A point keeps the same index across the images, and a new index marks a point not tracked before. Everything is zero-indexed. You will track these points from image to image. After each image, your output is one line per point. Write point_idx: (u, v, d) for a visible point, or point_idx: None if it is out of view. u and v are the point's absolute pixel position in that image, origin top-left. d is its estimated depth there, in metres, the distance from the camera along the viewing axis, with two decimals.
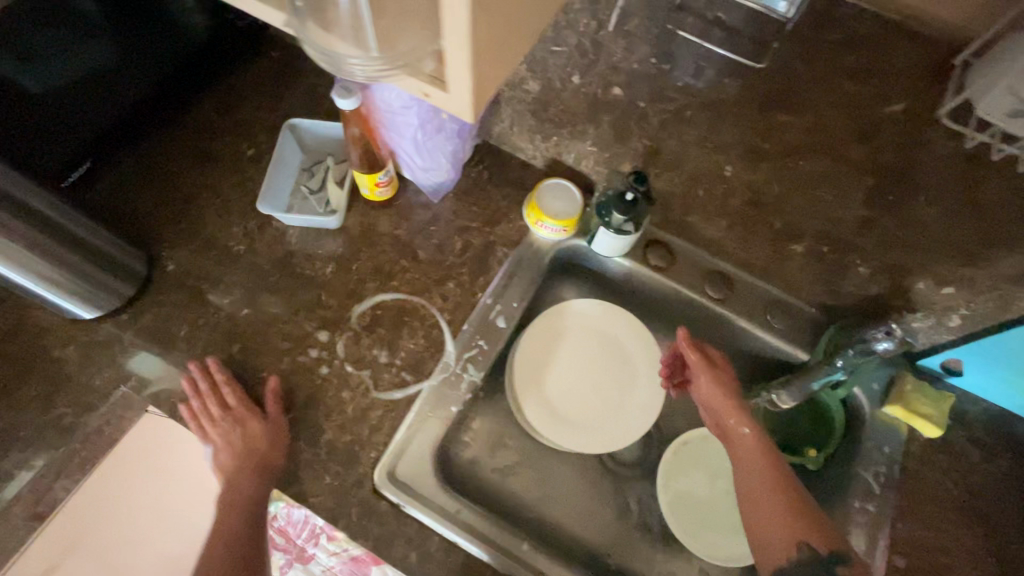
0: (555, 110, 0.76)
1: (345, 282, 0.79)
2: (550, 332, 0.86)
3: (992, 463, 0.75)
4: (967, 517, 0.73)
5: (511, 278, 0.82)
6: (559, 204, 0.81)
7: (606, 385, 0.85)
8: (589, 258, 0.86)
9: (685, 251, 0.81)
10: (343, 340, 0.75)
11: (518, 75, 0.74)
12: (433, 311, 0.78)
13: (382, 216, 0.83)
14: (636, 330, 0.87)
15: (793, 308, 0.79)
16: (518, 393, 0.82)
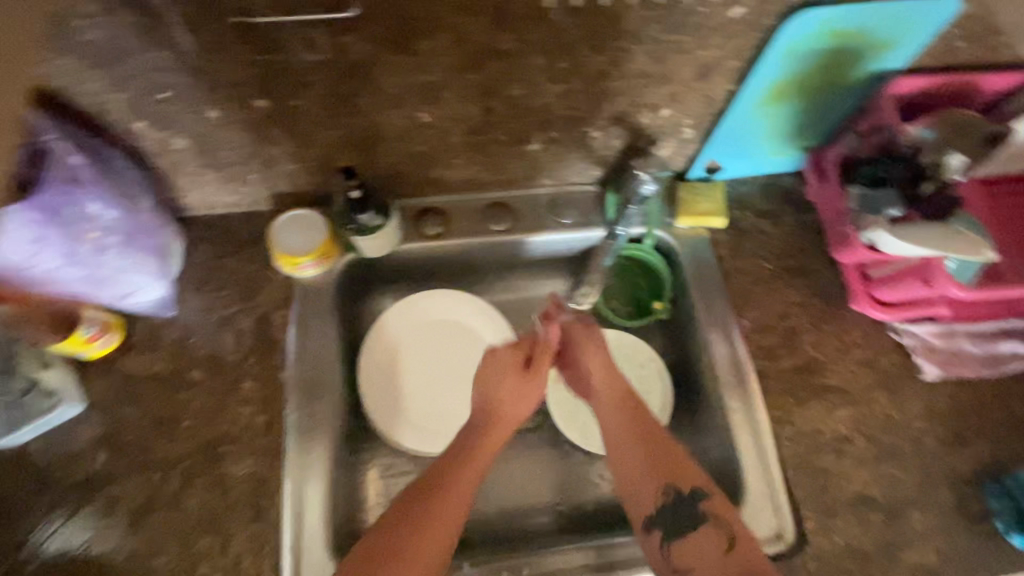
0: (225, 153, 0.66)
1: (130, 455, 0.66)
2: (386, 350, 0.81)
3: (781, 224, 0.84)
4: (786, 280, 0.80)
5: (306, 335, 0.73)
6: (302, 239, 0.73)
7: (462, 370, 0.81)
8: (373, 265, 0.80)
9: (456, 205, 0.82)
10: (167, 512, 0.64)
11: (153, 140, 0.62)
12: (244, 420, 0.68)
13: (128, 362, 0.70)
14: (465, 302, 0.83)
15: (570, 198, 0.84)
16: (381, 427, 0.77)
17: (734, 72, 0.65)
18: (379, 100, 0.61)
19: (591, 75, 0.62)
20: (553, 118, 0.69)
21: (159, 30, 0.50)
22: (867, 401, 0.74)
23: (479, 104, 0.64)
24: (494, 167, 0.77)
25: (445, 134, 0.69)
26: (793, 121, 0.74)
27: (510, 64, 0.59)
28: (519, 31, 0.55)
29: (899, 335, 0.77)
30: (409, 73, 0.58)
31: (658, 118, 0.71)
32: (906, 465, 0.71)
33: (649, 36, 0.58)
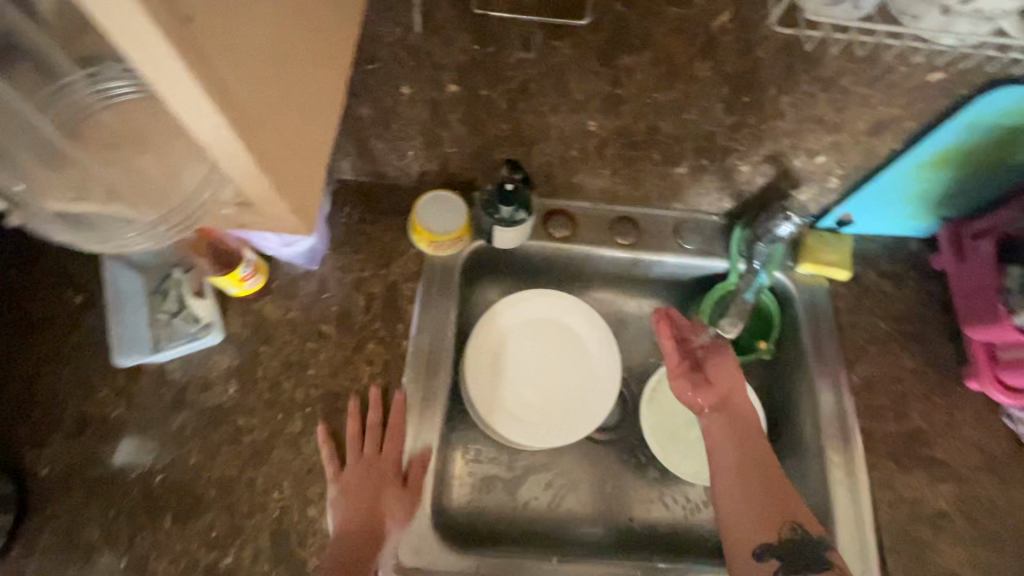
0: (397, 128, 0.70)
1: (258, 392, 0.70)
2: (494, 338, 0.83)
3: (903, 288, 0.83)
4: (902, 344, 0.80)
5: (430, 310, 0.76)
6: (442, 219, 0.76)
7: (562, 372, 0.83)
8: (497, 254, 0.83)
9: (584, 212, 0.84)
10: (285, 452, 0.68)
11: (342, 104, 0.66)
12: (365, 379, 0.71)
13: (266, 305, 0.74)
14: (577, 307, 0.85)
15: (695, 225, 0.85)
16: (481, 410, 0.79)
17: (907, 133, 0.65)
18: (560, 103, 0.64)
19: (768, 113, 0.64)
20: (712, 147, 0.70)
21: (397, 7, 0.53)
22: (971, 480, 0.73)
23: (649, 122, 0.66)
24: (634, 183, 0.79)
25: (603, 144, 0.71)
26: (945, 189, 0.74)
27: (697, 89, 0.61)
28: (720, 60, 0.57)
29: (1012, 421, 0.75)
30: (600, 82, 0.61)
31: (812, 164, 0.72)
32: (1004, 552, 0.69)
33: (840, 85, 0.59)
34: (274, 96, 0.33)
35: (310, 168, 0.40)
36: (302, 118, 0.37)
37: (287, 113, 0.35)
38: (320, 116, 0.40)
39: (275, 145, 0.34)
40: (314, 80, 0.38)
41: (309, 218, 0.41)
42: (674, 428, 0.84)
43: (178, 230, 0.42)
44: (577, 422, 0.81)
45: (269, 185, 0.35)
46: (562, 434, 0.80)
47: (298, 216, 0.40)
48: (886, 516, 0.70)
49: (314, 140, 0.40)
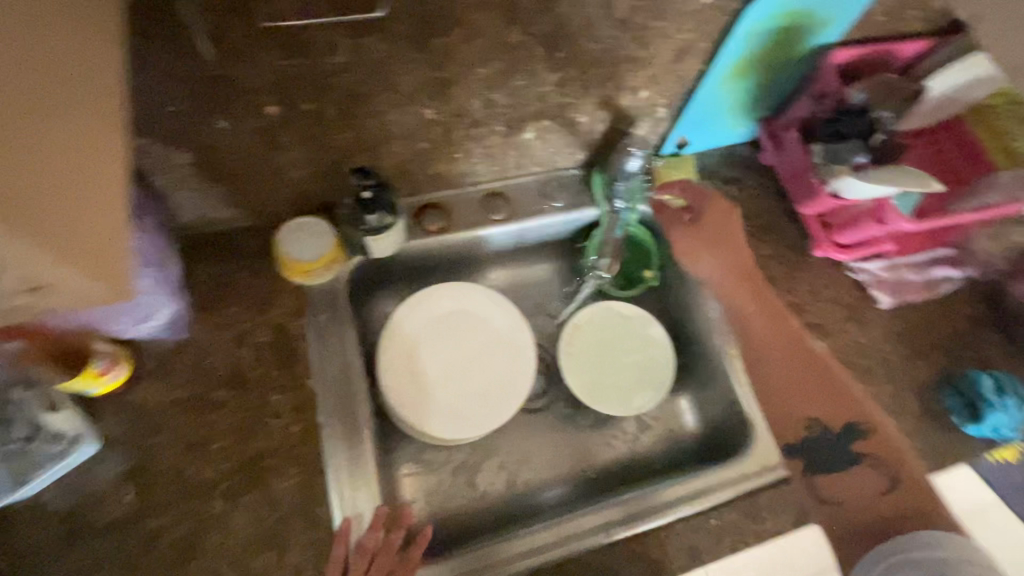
0: (229, 165, 0.65)
1: (162, 488, 0.63)
2: (402, 345, 0.81)
3: (746, 188, 0.93)
4: (758, 236, 0.90)
5: (328, 341, 0.73)
6: (312, 246, 0.73)
7: (479, 358, 0.83)
8: (381, 266, 0.81)
9: (453, 199, 0.84)
10: (212, 540, 0.61)
11: (156, 156, 0.60)
12: (280, 433, 0.67)
13: (141, 394, 0.67)
14: (475, 292, 0.85)
15: (559, 183, 0.89)
16: (415, 422, 0.78)
17: (705, 53, 0.73)
18: (391, 99, 0.63)
19: (587, 63, 0.67)
20: (549, 106, 0.74)
21: (179, 38, 0.49)
22: (840, 332, 0.85)
23: (484, 97, 0.68)
24: (491, 159, 0.81)
25: (449, 129, 0.72)
26: (751, 95, 0.84)
27: (516, 56, 0.63)
28: (526, 23, 0.59)
29: (854, 273, 0.88)
30: (423, 70, 0.61)
31: (639, 100, 0.78)
32: (879, 380, 0.82)
33: (638, 23, 0.64)
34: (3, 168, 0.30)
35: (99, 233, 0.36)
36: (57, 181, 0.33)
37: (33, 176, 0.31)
38: (90, 178, 0.36)
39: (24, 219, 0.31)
40: (54, 151, 0.34)
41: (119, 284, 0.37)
42: (596, 373, 0.87)
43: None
44: (505, 402, 0.81)
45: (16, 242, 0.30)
46: (494, 418, 0.80)
47: (103, 283, 0.36)
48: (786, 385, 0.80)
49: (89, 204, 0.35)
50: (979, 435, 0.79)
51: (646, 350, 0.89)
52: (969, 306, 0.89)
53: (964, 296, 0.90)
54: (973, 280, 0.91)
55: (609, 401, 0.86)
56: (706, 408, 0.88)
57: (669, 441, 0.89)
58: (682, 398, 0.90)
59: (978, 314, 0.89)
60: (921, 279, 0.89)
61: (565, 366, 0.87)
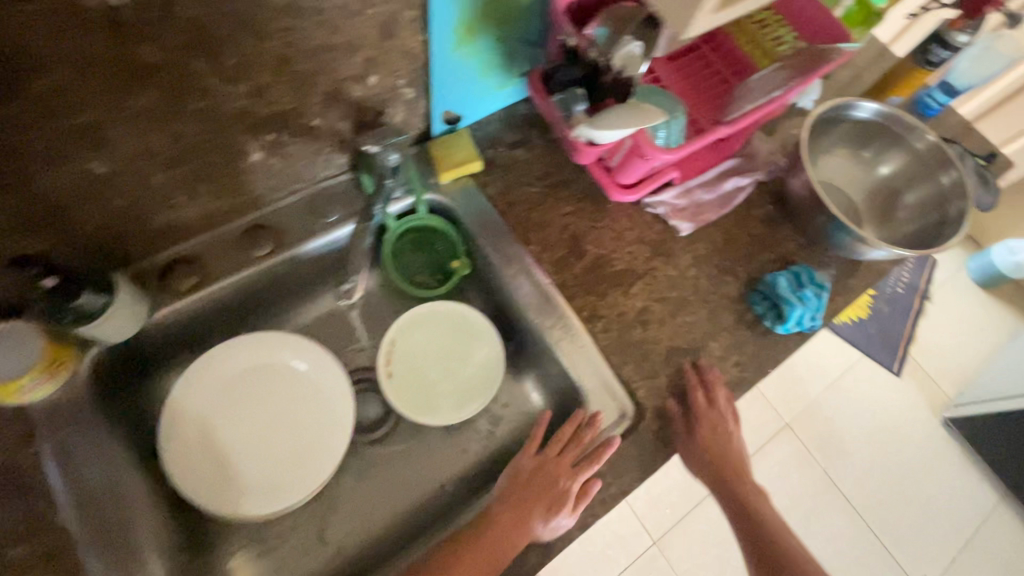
0: None
1: None
2: (190, 426, 0.71)
3: (533, 148, 0.89)
4: (554, 196, 0.87)
5: (77, 461, 0.62)
6: (14, 356, 0.60)
7: (286, 413, 0.75)
8: (134, 346, 0.69)
9: (204, 245, 0.73)
10: None
11: None
12: None
13: None
14: (266, 341, 0.76)
15: (328, 194, 0.80)
16: (223, 509, 0.68)
17: (416, 22, 0.65)
18: (21, 166, 0.50)
19: (274, 65, 0.58)
20: (260, 121, 0.63)
21: None
22: (650, 271, 0.84)
23: (162, 130, 0.57)
24: (227, 191, 0.70)
25: (141, 176, 0.60)
26: (499, 54, 0.78)
27: (167, 76, 0.52)
28: (150, 38, 0.48)
29: (653, 207, 0.87)
30: (42, 123, 0.48)
31: (371, 88, 0.70)
32: (693, 308, 0.83)
33: (308, 9, 0.55)
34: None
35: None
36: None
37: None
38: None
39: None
40: None
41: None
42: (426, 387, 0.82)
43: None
44: (322, 454, 0.73)
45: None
46: (313, 475, 0.72)
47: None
48: (607, 340, 0.78)
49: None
50: (788, 332, 0.82)
51: (472, 344, 0.84)
52: (764, 209, 0.92)
53: (757, 200, 0.93)
54: (762, 183, 0.94)
55: (445, 411, 0.81)
56: (548, 383, 0.85)
57: (522, 425, 0.86)
58: (525, 377, 0.87)
59: (772, 215, 0.92)
60: (716, 196, 0.90)
61: (390, 389, 0.80)
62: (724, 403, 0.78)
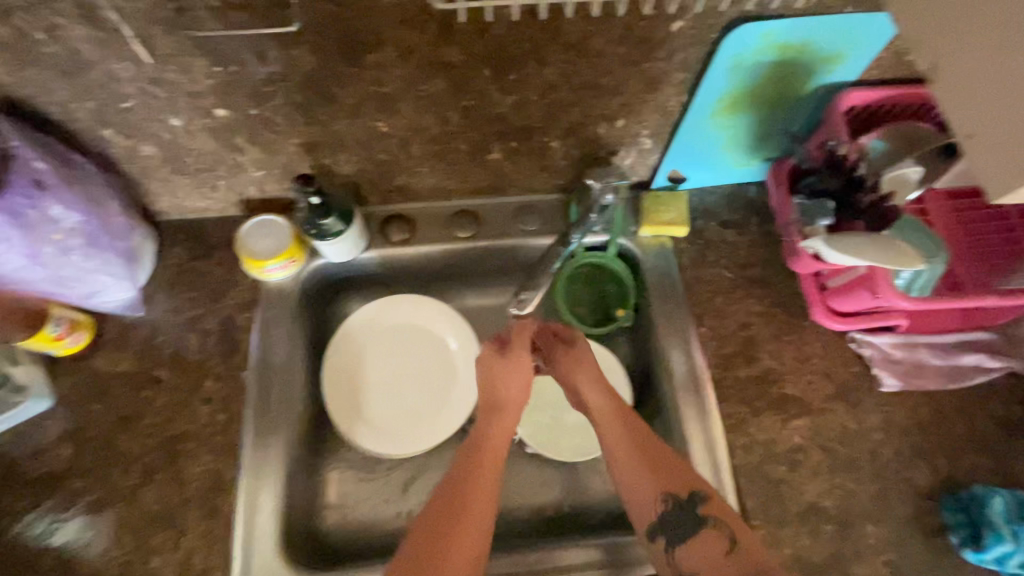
0: (191, 160, 0.69)
1: (93, 451, 0.68)
2: (351, 350, 0.82)
3: (745, 234, 0.84)
4: (747, 289, 0.81)
5: (270, 338, 0.75)
6: (267, 243, 0.76)
7: (422, 375, 0.82)
8: (340, 270, 0.82)
9: (422, 212, 0.84)
10: (123, 505, 0.66)
11: (121, 147, 0.65)
12: (204, 420, 0.70)
13: (97, 362, 0.73)
14: (434, 309, 0.84)
15: (536, 207, 0.85)
16: (343, 428, 0.78)
17: (685, 84, 0.66)
18: (337, 110, 0.64)
19: (542, 87, 0.64)
20: (511, 129, 0.70)
21: (115, 43, 0.52)
22: (824, 411, 0.74)
23: (436, 113, 0.66)
24: (458, 175, 0.79)
25: (405, 143, 0.71)
26: (752, 133, 0.75)
27: (460, 74, 0.61)
28: (465, 43, 0.57)
29: (858, 346, 0.76)
30: (362, 83, 0.60)
31: (615, 129, 0.73)
32: (860, 475, 0.70)
33: (594, 49, 0.59)
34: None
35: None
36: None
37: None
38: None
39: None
40: None
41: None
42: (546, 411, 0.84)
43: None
44: (436, 426, 0.80)
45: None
46: (420, 440, 0.79)
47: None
48: (743, 461, 0.71)
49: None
50: (978, 565, 0.65)
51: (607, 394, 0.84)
52: (1004, 407, 0.74)
53: (999, 392, 0.75)
54: (1015, 376, 0.76)
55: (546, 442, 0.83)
56: None
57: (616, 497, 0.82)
58: None
59: (1013, 418, 0.73)
60: (946, 365, 0.75)
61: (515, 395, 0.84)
62: None
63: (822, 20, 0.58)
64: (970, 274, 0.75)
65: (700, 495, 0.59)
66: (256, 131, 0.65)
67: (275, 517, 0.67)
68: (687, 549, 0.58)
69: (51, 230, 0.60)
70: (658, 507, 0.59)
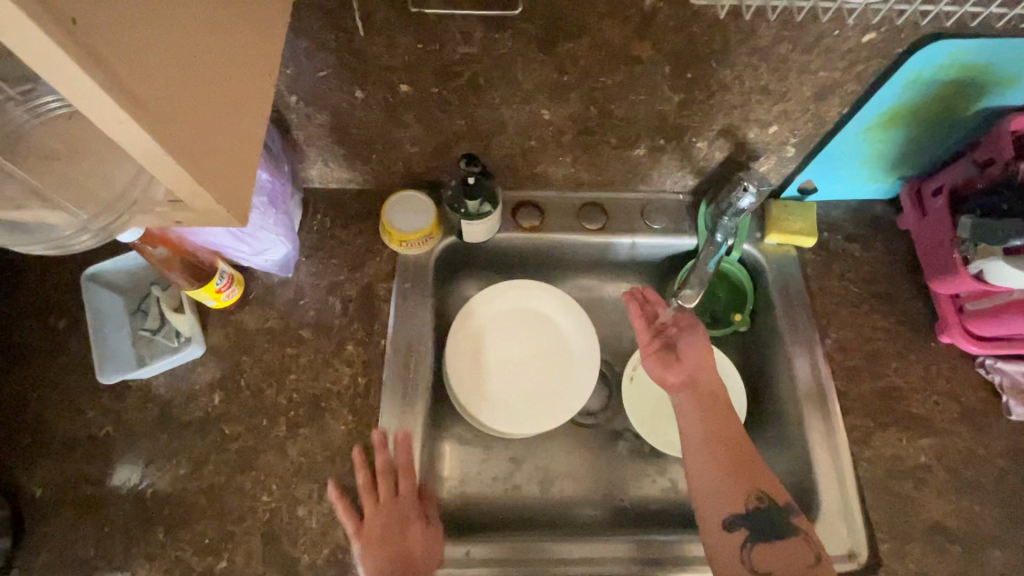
0: (357, 131, 0.72)
1: (242, 400, 0.72)
2: (472, 330, 0.85)
3: (871, 250, 0.84)
4: (872, 305, 0.81)
5: (406, 310, 0.78)
6: (411, 218, 0.78)
7: (539, 360, 0.84)
8: (468, 250, 0.85)
9: (551, 201, 0.86)
10: (270, 453, 0.69)
11: (300, 114, 0.68)
12: (345, 381, 0.73)
13: (245, 316, 0.76)
14: (554, 297, 0.86)
15: (662, 205, 0.86)
16: (464, 404, 0.80)
17: (851, 96, 0.67)
18: (511, 95, 0.66)
19: (712, 88, 0.65)
20: (665, 126, 0.72)
21: (337, 15, 0.55)
22: (949, 432, 0.74)
23: (600, 105, 0.68)
24: (596, 168, 0.81)
25: (559, 133, 0.73)
26: (899, 150, 0.76)
27: (639, 70, 0.63)
28: (657, 39, 0.59)
29: (987, 371, 0.76)
30: (545, 70, 0.63)
31: (765, 135, 0.74)
32: (987, 500, 0.70)
33: (776, 54, 0.61)
34: (188, 88, 0.34)
35: (241, 149, 0.39)
36: (215, 111, 0.36)
37: (210, 73, 0.36)
38: (243, 110, 0.39)
39: (198, 132, 0.35)
40: (236, 108, 0.39)
41: (241, 208, 0.40)
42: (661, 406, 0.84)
43: (107, 229, 0.39)
44: (553, 410, 0.81)
45: (195, 182, 0.35)
46: (538, 422, 0.80)
47: (227, 206, 0.39)
48: (867, 474, 0.71)
49: (246, 128, 0.40)
50: None
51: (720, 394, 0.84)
52: None
53: None
54: None
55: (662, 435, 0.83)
56: None
57: None
58: None
59: None
60: None
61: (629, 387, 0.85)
62: None
63: (1014, 43, 0.58)
64: None
65: (788, 506, 0.64)
66: (427, 110, 0.68)
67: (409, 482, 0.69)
68: (765, 546, 0.62)
69: None
70: (749, 503, 0.64)
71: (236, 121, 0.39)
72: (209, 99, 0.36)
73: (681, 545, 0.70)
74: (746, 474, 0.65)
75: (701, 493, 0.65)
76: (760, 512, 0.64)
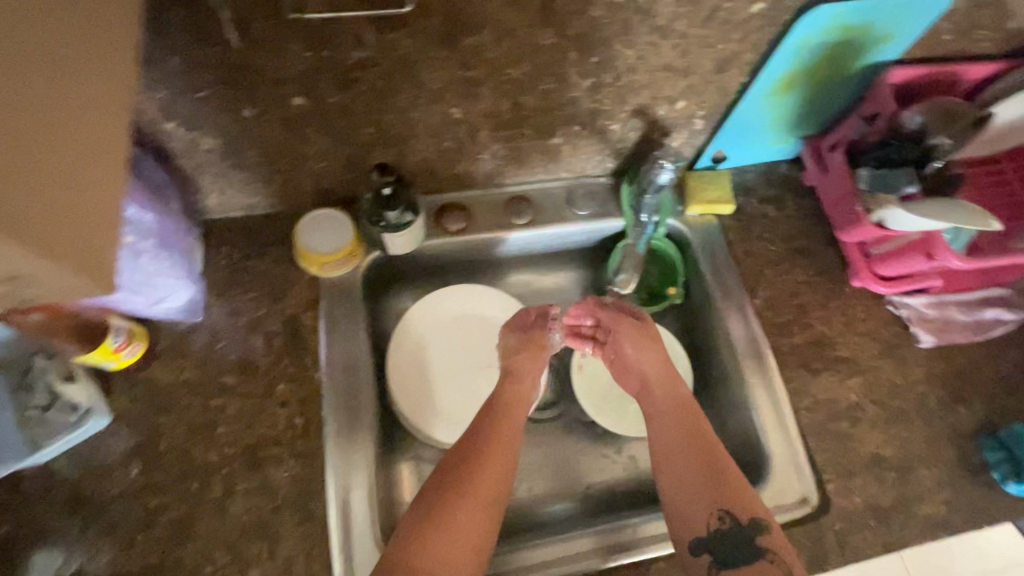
0: (254, 152, 0.65)
1: (166, 466, 0.64)
2: (413, 344, 0.81)
3: (784, 209, 0.88)
4: (792, 260, 0.85)
5: (338, 336, 0.73)
6: (330, 238, 0.73)
7: (487, 364, 0.82)
8: (397, 263, 0.81)
9: (476, 200, 0.83)
10: (208, 519, 0.62)
11: (183, 141, 0.61)
12: (282, 424, 0.67)
13: (155, 373, 0.68)
14: (492, 297, 0.84)
15: (587, 190, 0.86)
16: (414, 420, 0.77)
17: (748, 65, 0.69)
18: (417, 96, 0.62)
19: (621, 69, 0.65)
20: (579, 112, 0.71)
21: (205, 27, 0.49)
22: (873, 369, 0.79)
23: (512, 98, 0.66)
24: (516, 161, 0.79)
25: (474, 130, 0.70)
26: (797, 112, 0.79)
27: (546, 58, 0.61)
28: (559, 26, 0.57)
29: (897, 307, 0.82)
30: (450, 68, 0.59)
31: (675, 110, 0.75)
32: (913, 425, 0.76)
33: (678, 30, 0.61)
34: (13, 153, 0.29)
35: (93, 212, 0.35)
36: (53, 172, 0.32)
37: (38, 127, 0.31)
38: (91, 163, 0.35)
39: (35, 200, 0.30)
40: (82, 166, 0.35)
41: (107, 278, 0.36)
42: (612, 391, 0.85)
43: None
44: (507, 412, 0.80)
45: (42, 259, 0.30)
46: None
47: (87, 276, 0.34)
48: (809, 421, 0.75)
49: (98, 184, 0.36)
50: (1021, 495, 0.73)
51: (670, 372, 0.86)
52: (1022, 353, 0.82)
53: (1017, 341, 0.83)
54: None
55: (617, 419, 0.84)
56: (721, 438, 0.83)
57: None
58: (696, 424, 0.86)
59: None
60: (970, 319, 0.82)
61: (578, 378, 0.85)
62: (923, 537, 0.70)
63: (885, 3, 0.62)
64: (987, 235, 0.83)
65: (757, 521, 0.61)
66: (329, 121, 0.63)
67: (369, 519, 0.65)
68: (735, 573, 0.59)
69: (124, 233, 0.55)
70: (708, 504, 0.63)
71: (84, 181, 0.35)
72: (46, 159, 0.31)
73: (638, 528, 0.70)
74: (716, 489, 0.63)
75: (678, 519, 0.63)
76: (721, 531, 0.61)
